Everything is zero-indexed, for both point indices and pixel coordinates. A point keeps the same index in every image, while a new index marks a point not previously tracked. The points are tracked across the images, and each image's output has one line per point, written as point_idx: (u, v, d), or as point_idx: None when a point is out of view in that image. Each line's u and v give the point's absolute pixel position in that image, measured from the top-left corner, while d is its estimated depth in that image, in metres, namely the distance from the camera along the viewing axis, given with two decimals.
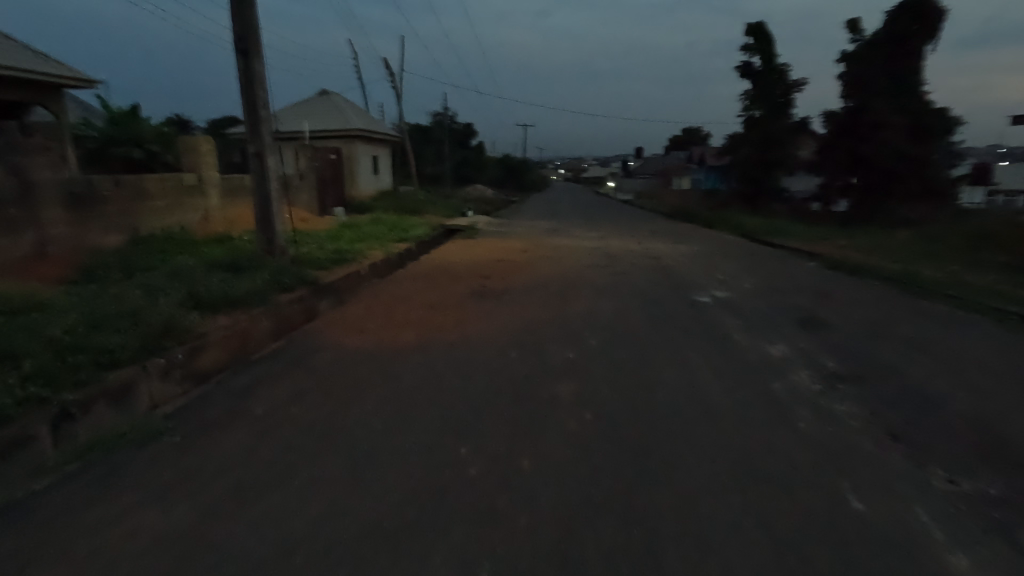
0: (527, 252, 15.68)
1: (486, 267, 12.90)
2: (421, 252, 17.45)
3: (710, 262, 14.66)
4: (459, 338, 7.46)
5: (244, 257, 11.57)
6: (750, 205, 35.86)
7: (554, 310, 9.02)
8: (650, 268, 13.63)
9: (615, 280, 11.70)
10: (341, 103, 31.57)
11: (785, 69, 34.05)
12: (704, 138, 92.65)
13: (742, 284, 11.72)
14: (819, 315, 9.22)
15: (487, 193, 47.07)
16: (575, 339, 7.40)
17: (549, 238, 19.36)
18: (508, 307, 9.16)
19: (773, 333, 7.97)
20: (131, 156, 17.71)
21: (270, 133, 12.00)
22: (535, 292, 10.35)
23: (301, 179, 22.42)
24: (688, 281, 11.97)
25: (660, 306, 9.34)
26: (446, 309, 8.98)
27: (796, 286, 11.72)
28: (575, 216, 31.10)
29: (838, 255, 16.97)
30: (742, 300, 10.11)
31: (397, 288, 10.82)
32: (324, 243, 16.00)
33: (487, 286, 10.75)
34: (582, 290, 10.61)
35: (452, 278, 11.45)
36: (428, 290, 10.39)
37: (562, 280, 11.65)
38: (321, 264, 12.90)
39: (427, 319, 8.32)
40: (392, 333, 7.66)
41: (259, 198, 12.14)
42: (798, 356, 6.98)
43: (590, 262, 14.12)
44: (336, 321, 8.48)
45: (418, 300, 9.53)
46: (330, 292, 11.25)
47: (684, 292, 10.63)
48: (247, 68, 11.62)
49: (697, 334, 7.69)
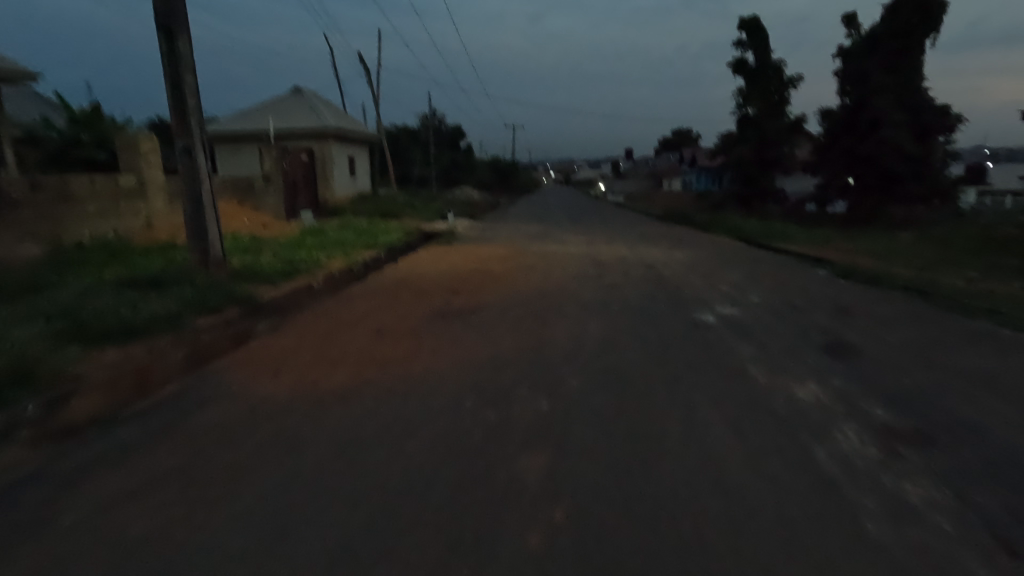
0: (506, 261, 14.13)
1: (457, 279, 11.34)
2: (391, 260, 15.85)
3: (708, 272, 13.21)
4: (406, 380, 5.84)
5: (170, 271, 9.88)
6: (746, 207, 34.68)
7: (528, 336, 7.46)
8: (644, 279, 12.14)
9: (603, 295, 10.19)
10: (316, 101, 29.83)
11: (780, 65, 32.67)
12: (694, 139, 91.50)
13: (747, 300, 10.25)
14: (844, 339, 7.74)
15: (474, 197, 45.51)
16: (550, 379, 5.86)
17: (533, 245, 17.85)
18: (473, 333, 7.58)
19: (797, 367, 6.44)
20: (97, 158, 15.83)
21: (203, 126, 10.35)
22: (510, 311, 8.80)
23: (267, 182, 20.75)
24: (686, 295, 10.49)
25: (657, 329, 7.81)
26: (397, 336, 7.38)
27: (809, 301, 10.26)
28: (563, 220, 29.52)
29: (847, 262, 15.59)
30: (750, 321, 8.63)
31: (346, 307, 9.17)
32: (281, 252, 14.38)
33: (452, 303, 9.20)
34: (563, 308, 9.07)
35: (414, 294, 9.85)
36: (382, 310, 8.78)
37: (543, 295, 10.11)
38: (267, 276, 11.24)
39: (369, 351, 6.70)
40: (322, 370, 6.06)
41: (189, 202, 10.41)
42: (838, 401, 5.46)
43: (576, 273, 12.63)
44: (259, 353, 6.85)
45: (366, 325, 7.90)
46: (271, 310, 9.61)
47: (683, 310, 9.14)
48: (171, 50, 9.99)
49: (704, 370, 6.15)
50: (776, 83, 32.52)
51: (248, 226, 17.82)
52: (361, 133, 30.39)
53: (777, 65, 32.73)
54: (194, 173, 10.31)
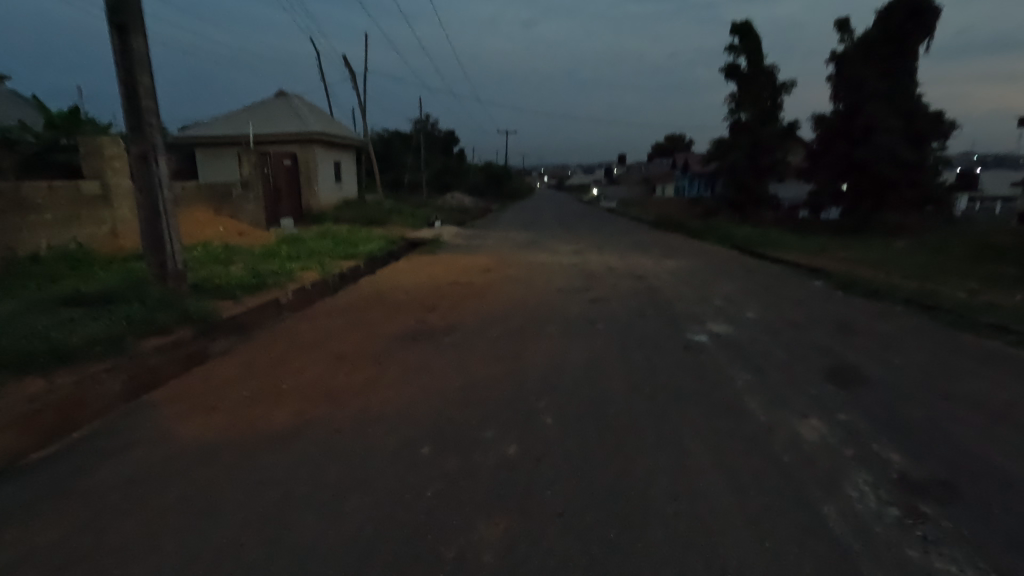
0: (490, 272, 13.46)
1: (434, 293, 10.66)
2: (371, 270, 15.20)
3: (701, 284, 12.59)
4: (360, 419, 5.13)
5: (123, 286, 9.18)
6: (739, 213, 34.24)
7: (503, 361, 6.79)
8: (633, 292, 11.56)
9: (590, 312, 9.54)
10: (301, 105, 29.11)
11: (773, 70, 32.29)
12: (687, 144, 91.62)
13: (741, 316, 9.63)
14: (848, 363, 7.11)
15: (465, 202, 44.90)
16: (522, 417, 5.19)
17: (520, 254, 17.20)
18: (442, 357, 6.89)
19: (799, 399, 5.79)
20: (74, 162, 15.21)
21: (159, 130, 9.62)
22: (487, 331, 8.13)
23: (246, 188, 20.06)
24: (677, 311, 9.85)
25: (646, 352, 7.15)
26: (359, 361, 6.69)
27: (808, 318, 9.64)
28: (554, 227, 28.94)
29: (844, 272, 15.09)
30: (746, 341, 8.00)
31: (311, 326, 8.47)
32: (252, 263, 13.64)
33: (425, 322, 8.51)
34: (546, 327, 8.41)
35: (385, 311, 9.15)
36: (347, 330, 8.07)
37: (525, 311, 9.50)
38: (232, 289, 10.54)
39: (323, 382, 6.00)
40: (265, 407, 5.36)
41: (144, 212, 9.65)
42: (847, 444, 4.82)
43: (563, 285, 11.99)
44: (201, 382, 6.13)
45: (327, 347, 7.20)
46: (231, 328, 8.90)
47: (674, 329, 8.49)
48: (124, 48, 9.27)
49: (696, 405, 5.49)
50: (769, 88, 32.13)
51: (223, 234, 17.09)
52: (347, 138, 29.69)
53: (770, 70, 32.37)
54: (150, 181, 9.57)
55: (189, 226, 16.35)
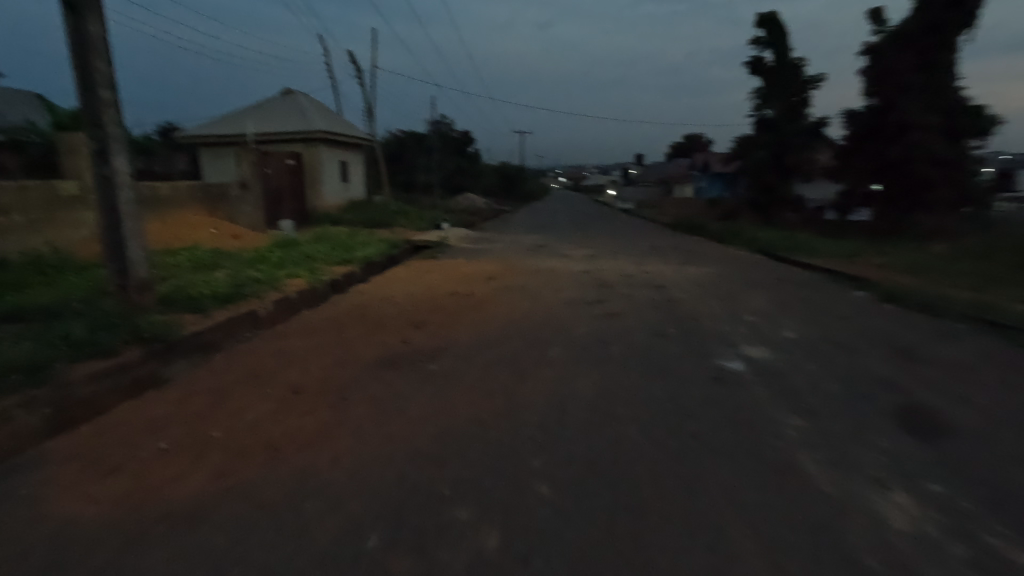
0: (493, 281, 12.27)
1: (426, 306, 9.50)
2: (367, 276, 14.15)
3: (726, 296, 11.28)
4: (297, 488, 3.94)
5: (77, 300, 8.19)
6: (762, 215, 32.56)
7: (491, 398, 5.59)
8: (652, 304, 10.34)
9: (601, 331, 8.30)
10: (307, 103, 28.26)
11: (800, 64, 30.57)
12: (706, 143, 89.67)
13: (779, 337, 8.30)
14: (919, 403, 5.82)
15: (478, 204, 43.93)
16: (508, 486, 3.96)
17: (529, 259, 16.01)
18: (420, 391, 5.71)
19: (870, 461, 4.49)
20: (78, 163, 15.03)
21: (120, 122, 8.60)
22: (480, 356, 6.93)
23: (243, 189, 19.21)
24: (702, 330, 8.57)
25: (669, 388, 5.89)
26: (319, 396, 5.53)
27: (857, 339, 8.28)
28: (567, 230, 27.75)
29: (887, 281, 13.65)
30: (786, 370, 6.71)
31: (277, 347, 7.33)
32: (234, 270, 12.62)
33: (408, 343, 7.35)
34: (549, 351, 7.18)
35: (367, 328, 8.02)
36: (317, 353, 6.92)
37: (529, 329, 8.33)
38: (203, 300, 9.49)
39: (267, 427, 4.84)
40: (181, 466, 4.20)
41: (103, 214, 8.64)
42: (953, 540, 3.52)
43: (573, 297, 10.75)
44: (121, 423, 4.99)
45: (286, 377, 6.06)
46: (192, 347, 7.81)
47: (700, 354, 7.24)
48: (78, 32, 8.25)
49: (737, 471, 4.22)
50: (796, 83, 30.40)
51: (213, 237, 16.16)
52: (354, 137, 28.75)
53: (797, 64, 30.68)
54: (111, 179, 8.56)
55: (175, 228, 15.39)
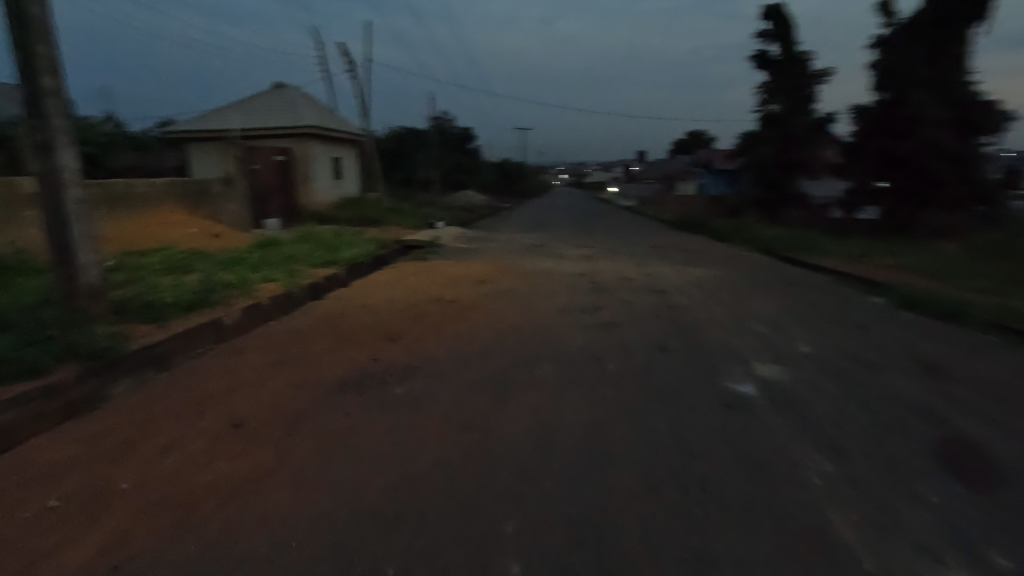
0: (483, 284, 11.45)
1: (405, 315, 8.70)
2: (351, 278, 13.37)
3: (733, 302, 10.45)
4: (203, 566, 3.15)
5: (20, 309, 7.41)
6: (767, 213, 31.65)
7: (463, 431, 4.81)
8: (653, 311, 9.57)
9: (597, 344, 7.49)
10: (298, 97, 27.43)
11: (808, 57, 29.62)
12: (709, 140, 88.78)
13: (792, 352, 7.49)
14: (962, 437, 5.03)
15: (477, 201, 43.13)
16: (471, 563, 3.18)
17: (523, 260, 15.20)
18: (381, 423, 4.92)
19: (915, 523, 3.68)
20: None
21: (66, 113, 7.78)
22: (456, 376, 6.13)
23: (227, 185, 18.42)
24: (708, 343, 7.76)
25: (671, 420, 5.10)
26: (260, 431, 4.74)
27: (879, 355, 7.47)
28: (566, 228, 26.93)
29: (904, 285, 12.84)
30: (805, 393, 5.91)
31: (232, 363, 6.53)
32: (206, 272, 11.82)
33: (379, 360, 6.56)
34: (536, 370, 6.36)
35: (336, 341, 7.22)
36: (272, 372, 6.13)
37: (516, 341, 7.54)
38: (165, 307, 8.72)
39: (188, 476, 4.05)
40: (68, 533, 3.42)
41: (48, 214, 7.83)
42: None
43: (567, 303, 9.94)
44: (19, 467, 4.20)
45: (229, 404, 5.27)
46: (144, 362, 6.99)
47: (707, 373, 6.44)
48: (17, 12, 7.41)
49: (752, 539, 3.43)
50: (803, 77, 29.46)
51: (191, 237, 15.40)
52: (347, 132, 27.91)
53: (804, 57, 29.73)
54: (58, 176, 7.76)
55: (152, 228, 14.65)
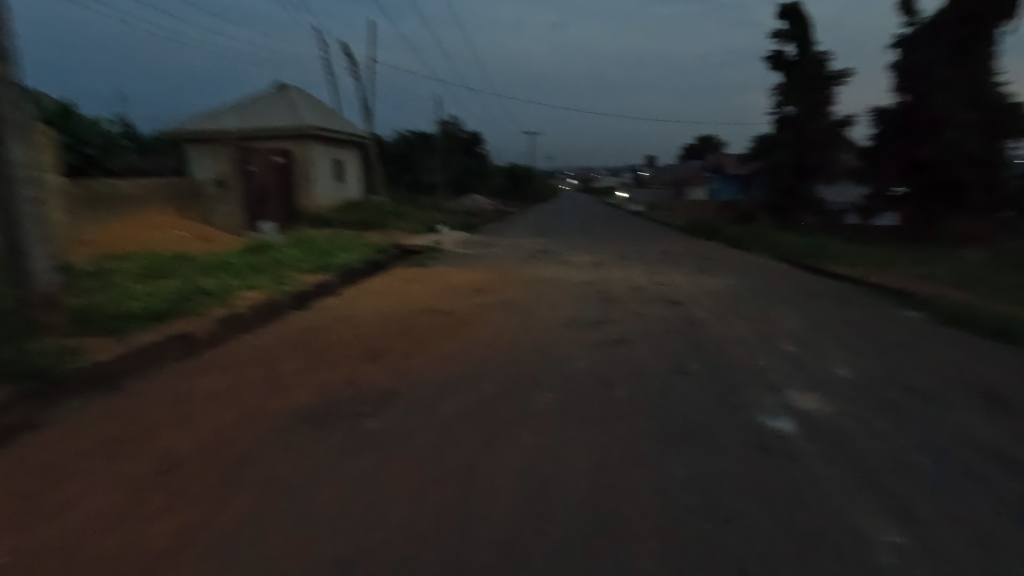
0: (482, 294, 10.56)
1: (392, 330, 7.84)
2: (343, 285, 12.56)
3: (756, 316, 9.50)
4: None
5: None
6: (781, 219, 30.58)
7: (435, 491, 3.97)
8: (667, 326, 8.66)
9: (606, 366, 6.58)
10: (300, 97, 26.77)
11: (825, 58, 28.58)
12: (718, 146, 87.55)
13: (830, 377, 6.53)
14: None
15: (483, 205, 42.35)
16: None
17: (527, 268, 14.30)
18: (337, 475, 4.10)
19: None
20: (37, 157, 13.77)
21: (15, 102, 7.01)
22: (441, 407, 5.30)
23: (221, 186, 17.72)
24: (731, 364, 6.85)
25: (694, 476, 4.23)
26: (197, 484, 3.98)
27: (933, 383, 6.48)
28: (573, 233, 26.01)
29: (939, 297, 11.81)
30: (852, 437, 4.96)
31: (187, 386, 5.70)
32: (188, 278, 11.06)
33: (354, 386, 5.70)
34: (536, 401, 5.47)
35: (309, 361, 6.37)
36: (227, 400, 5.32)
37: (515, 361, 6.66)
38: (130, 318, 7.93)
39: (92, 548, 3.30)
40: None
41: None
42: None
43: (573, 316, 9.03)
44: None
45: (165, 444, 4.48)
46: (94, 381, 6.17)
47: (734, 405, 5.54)
48: None
49: None
50: (820, 79, 28.45)
51: (180, 240, 14.73)
52: (349, 133, 27.22)
53: (821, 58, 28.69)
54: (12, 172, 7.03)
55: (137, 231, 14.00)
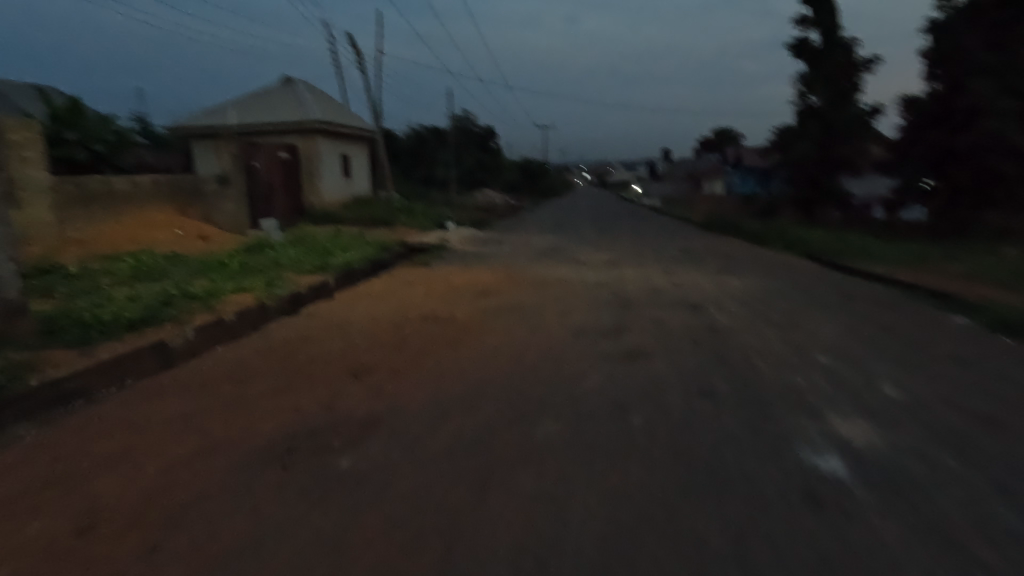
0: (486, 298, 9.79)
1: (383, 340, 7.11)
2: (341, 286, 11.89)
3: (787, 323, 8.58)
4: None
5: None
6: (804, 213, 29.30)
7: (405, 556, 3.22)
8: (688, 335, 7.82)
9: (621, 386, 5.77)
10: (306, 92, 26.18)
11: (852, 44, 27.17)
12: (738, 139, 85.43)
13: (881, 400, 5.63)
14: None
15: (496, 201, 41.61)
16: None
17: (537, 268, 13.50)
18: (288, 533, 3.38)
19: None
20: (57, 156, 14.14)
21: None
22: (425, 439, 4.53)
23: (221, 183, 17.16)
24: (765, 383, 5.99)
25: (726, 539, 3.41)
26: (116, 542, 3.30)
27: (1001, 408, 5.56)
28: (587, 230, 25.14)
29: (989, 300, 10.72)
30: (918, 481, 4.10)
31: (144, 409, 5.04)
32: (177, 280, 10.48)
33: (329, 412, 4.96)
34: (537, 433, 4.69)
35: (282, 380, 5.66)
36: (181, 429, 4.63)
37: (517, 380, 5.85)
38: (103, 328, 7.31)
39: None
40: None
41: None
42: None
43: (584, 324, 8.22)
44: None
45: (94, 489, 3.81)
46: (46, 400, 5.52)
47: (773, 438, 4.69)
48: None
49: None
50: (847, 66, 27.06)
51: (175, 239, 14.20)
52: (357, 128, 26.57)
53: (848, 45, 27.26)
54: None
55: (130, 230, 13.49)
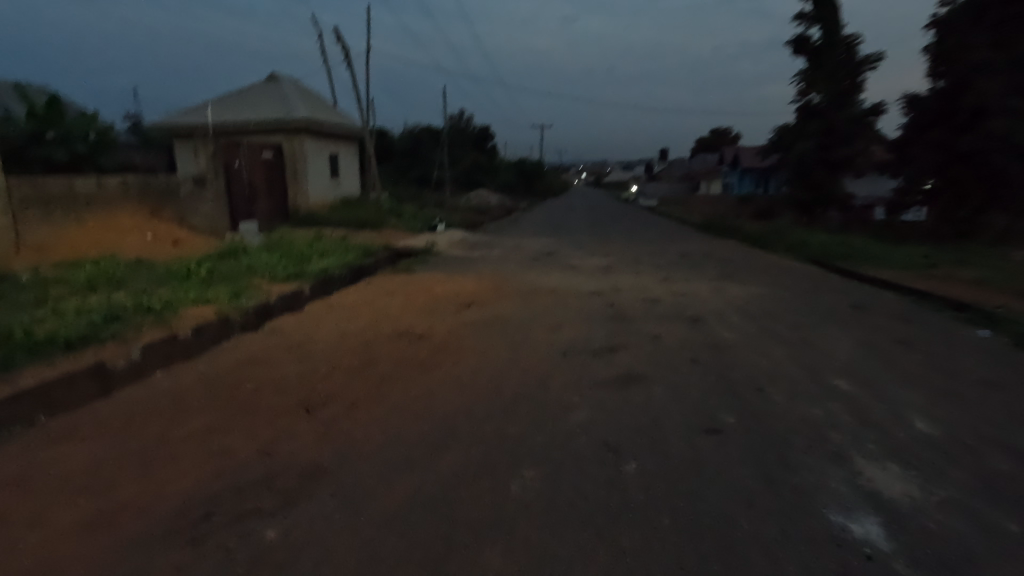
0: (469, 310, 9.04)
1: (348, 363, 6.35)
2: (317, 295, 11.11)
3: (796, 339, 7.85)
4: None
5: None
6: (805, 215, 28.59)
7: None
8: (690, 354, 7.08)
9: (615, 422, 5.02)
10: (292, 89, 25.38)
11: (853, 41, 26.44)
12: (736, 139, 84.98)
13: (913, 438, 4.89)
14: None
15: (492, 202, 40.84)
16: None
17: (528, 275, 12.76)
18: None
19: None
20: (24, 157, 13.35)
21: None
22: (373, 499, 3.76)
23: (198, 184, 16.34)
24: (779, 416, 5.25)
25: None
26: None
27: None
28: (583, 233, 24.41)
29: (1011, 310, 10.02)
30: (970, 555, 3.35)
31: (51, 456, 4.28)
32: (136, 290, 9.67)
33: (265, 460, 4.20)
34: (512, 487, 3.94)
35: (222, 416, 4.90)
36: (85, 485, 3.86)
37: (495, 415, 5.09)
38: (38, 349, 6.52)
39: None
40: None
41: None
42: None
43: (574, 341, 7.47)
44: None
45: None
46: None
47: (793, 494, 3.93)
48: None
49: None
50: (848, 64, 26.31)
51: (144, 244, 13.41)
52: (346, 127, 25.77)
53: (849, 42, 26.52)
54: None
55: (95, 235, 12.71)
